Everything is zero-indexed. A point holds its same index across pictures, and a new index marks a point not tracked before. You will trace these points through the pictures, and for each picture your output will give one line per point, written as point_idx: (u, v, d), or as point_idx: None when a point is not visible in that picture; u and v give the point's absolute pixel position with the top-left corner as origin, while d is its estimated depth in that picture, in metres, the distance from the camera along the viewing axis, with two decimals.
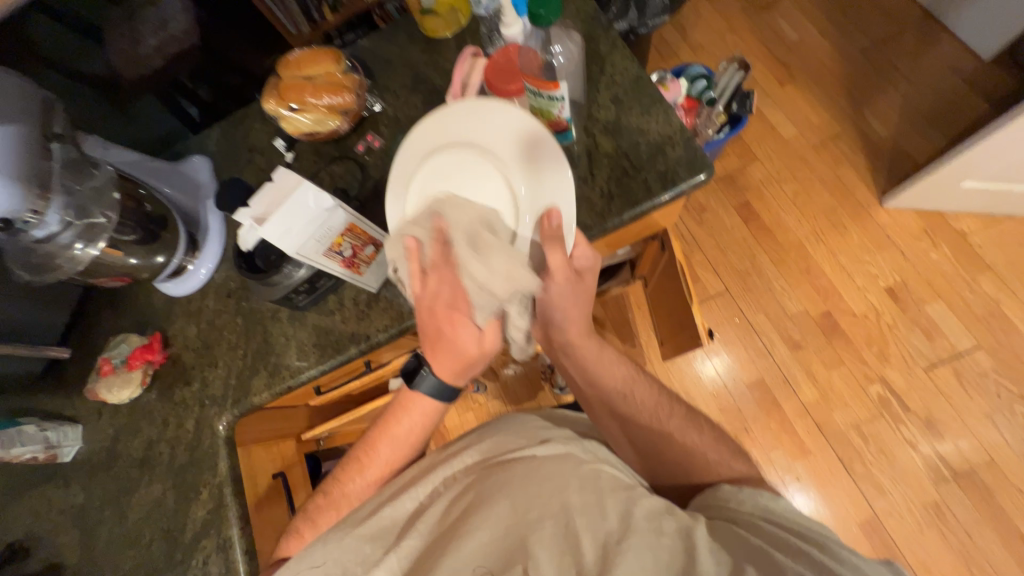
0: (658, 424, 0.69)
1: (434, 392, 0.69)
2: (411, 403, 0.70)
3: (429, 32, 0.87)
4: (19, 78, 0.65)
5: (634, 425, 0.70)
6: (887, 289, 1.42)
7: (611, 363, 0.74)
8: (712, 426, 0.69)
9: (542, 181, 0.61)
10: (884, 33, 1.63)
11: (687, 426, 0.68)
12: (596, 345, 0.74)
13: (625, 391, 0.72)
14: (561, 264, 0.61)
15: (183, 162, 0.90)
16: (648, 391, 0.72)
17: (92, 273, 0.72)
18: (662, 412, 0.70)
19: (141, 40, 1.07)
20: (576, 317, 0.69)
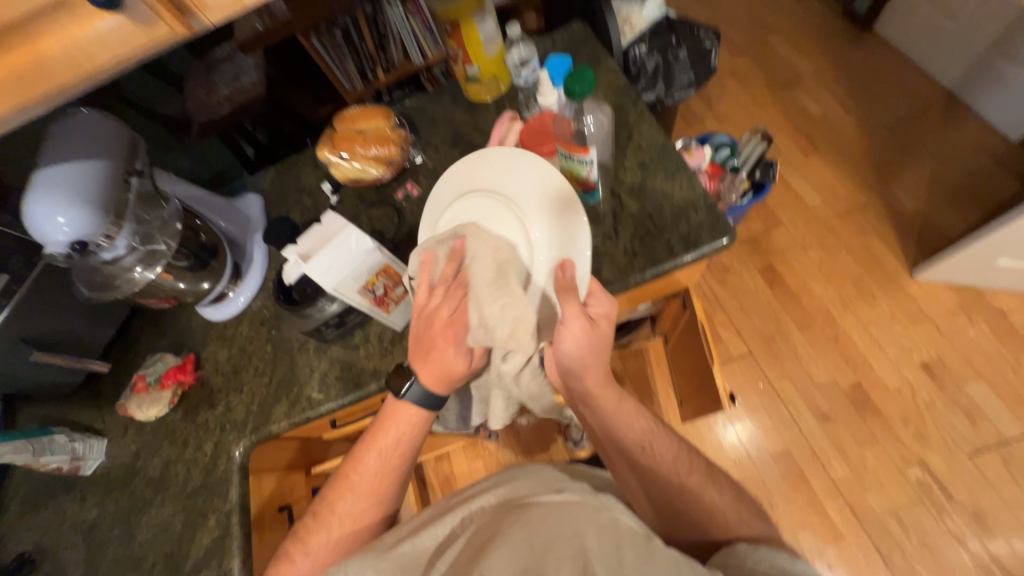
0: (679, 480, 0.66)
1: (420, 401, 0.68)
2: (395, 412, 0.69)
3: (472, 97, 0.95)
4: (114, 122, 0.73)
5: (652, 478, 0.67)
6: (922, 364, 1.36)
7: (632, 414, 0.71)
8: (732, 487, 0.66)
9: (561, 233, 0.65)
10: (907, 111, 1.68)
11: (707, 483, 0.66)
12: (614, 394, 0.70)
13: (645, 444, 0.69)
14: (576, 313, 0.62)
15: (238, 199, 0.98)
16: (668, 444, 0.70)
17: (144, 294, 0.78)
18: (682, 467, 0.67)
19: (217, 91, 1.45)
20: (594, 366, 0.67)
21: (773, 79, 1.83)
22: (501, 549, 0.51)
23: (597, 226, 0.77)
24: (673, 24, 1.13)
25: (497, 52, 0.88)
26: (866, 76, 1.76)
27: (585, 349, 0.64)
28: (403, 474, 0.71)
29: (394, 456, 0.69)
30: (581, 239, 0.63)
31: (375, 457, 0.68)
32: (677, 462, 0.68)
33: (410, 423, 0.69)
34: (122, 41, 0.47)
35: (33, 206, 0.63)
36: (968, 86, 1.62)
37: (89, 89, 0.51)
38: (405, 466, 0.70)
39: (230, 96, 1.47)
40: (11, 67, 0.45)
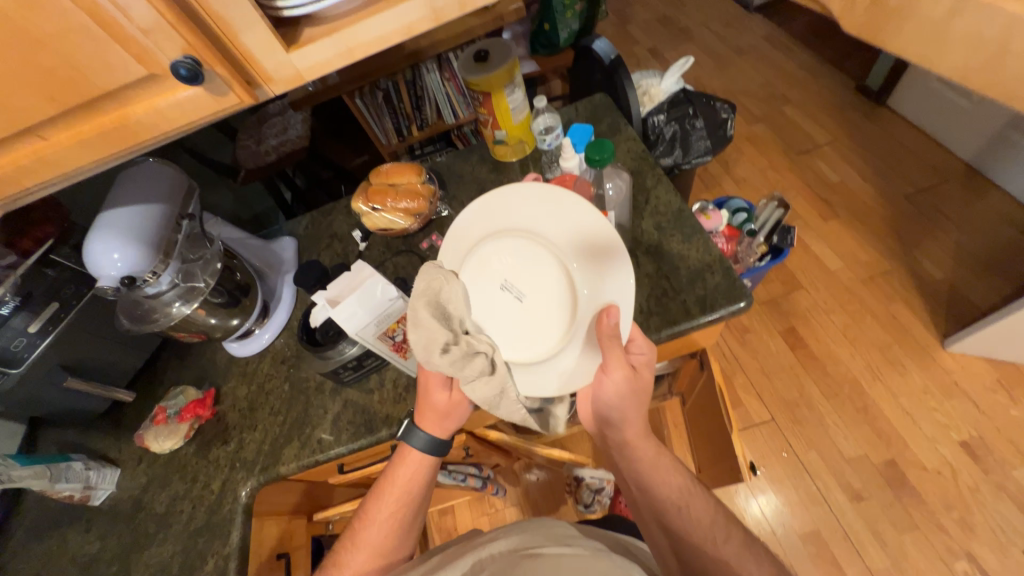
0: (713, 549, 0.59)
1: (425, 447, 0.69)
2: (406, 454, 0.70)
3: (498, 156, 1.02)
4: (174, 170, 0.80)
5: (683, 542, 0.61)
6: (961, 443, 1.28)
7: (667, 469, 0.68)
8: (773, 560, 0.59)
9: (600, 278, 0.63)
10: (927, 182, 1.69)
11: (745, 555, 0.59)
12: (654, 448, 0.69)
13: (680, 503, 0.65)
14: (619, 358, 0.60)
15: (274, 241, 1.04)
16: (705, 507, 0.64)
17: (178, 328, 0.82)
18: (717, 534, 0.61)
19: (265, 141, 1.60)
20: (633, 418, 0.67)
21: (789, 147, 1.89)
22: None
23: None
24: (690, 96, 1.19)
25: (524, 118, 0.95)
26: (883, 147, 1.81)
27: (626, 398, 0.64)
28: (416, 519, 0.69)
29: (403, 501, 0.68)
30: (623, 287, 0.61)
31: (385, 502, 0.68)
32: (714, 526, 0.62)
33: (420, 466, 0.69)
34: (196, 107, 0.53)
35: (94, 244, 0.68)
36: (988, 161, 1.63)
37: (161, 145, 0.57)
38: (417, 511, 0.69)
39: (277, 145, 1.61)
40: (100, 127, 0.52)
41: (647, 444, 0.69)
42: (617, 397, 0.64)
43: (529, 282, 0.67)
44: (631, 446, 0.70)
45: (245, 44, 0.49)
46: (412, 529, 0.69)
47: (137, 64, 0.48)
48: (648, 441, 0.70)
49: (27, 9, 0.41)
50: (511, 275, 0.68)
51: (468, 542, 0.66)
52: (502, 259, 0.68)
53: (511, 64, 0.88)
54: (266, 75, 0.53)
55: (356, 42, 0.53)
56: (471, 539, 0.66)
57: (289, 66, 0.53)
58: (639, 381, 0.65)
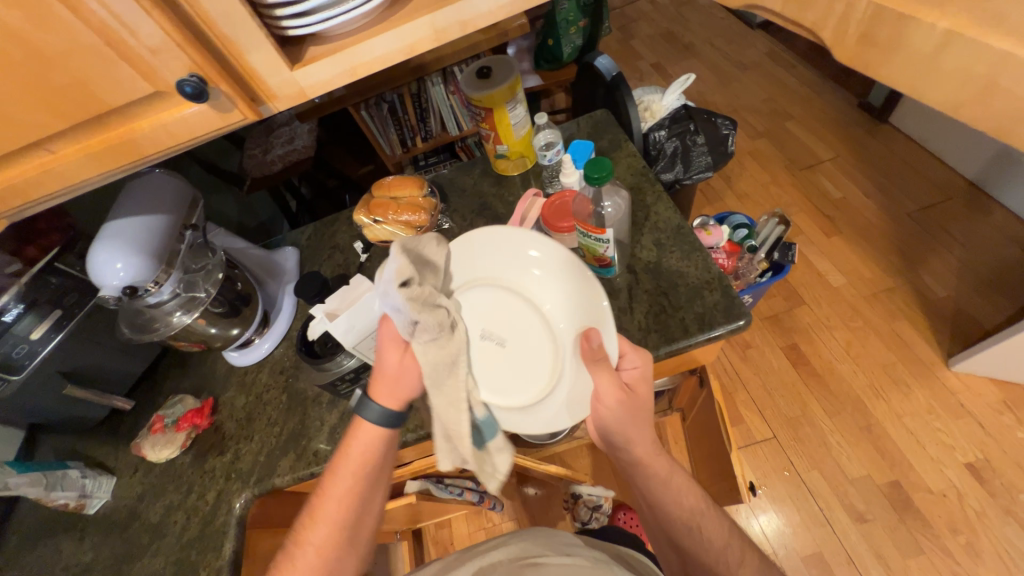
0: (727, 571, 0.60)
1: (379, 421, 0.62)
2: (356, 431, 0.63)
3: (500, 170, 1.03)
4: (180, 182, 0.82)
5: (697, 566, 0.62)
6: (967, 466, 1.25)
7: (680, 488, 0.66)
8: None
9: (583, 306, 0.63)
10: (930, 200, 1.69)
11: None
12: (666, 466, 0.67)
13: (692, 524, 0.64)
14: (608, 385, 0.61)
15: (277, 251, 1.05)
16: (718, 528, 0.64)
17: (178, 337, 0.83)
18: (731, 557, 0.61)
19: (272, 151, 1.61)
20: (638, 437, 0.65)
21: (792, 162, 1.89)
22: None
23: (612, 300, 0.79)
24: (691, 112, 1.19)
25: (525, 133, 0.96)
26: (885, 164, 1.81)
27: (624, 416, 0.64)
28: (375, 492, 0.65)
29: (359, 479, 0.62)
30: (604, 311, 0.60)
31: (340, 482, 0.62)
32: (727, 548, 0.62)
33: (374, 440, 0.63)
34: (201, 123, 0.54)
35: (98, 253, 0.69)
36: (991, 179, 1.63)
37: (166, 157, 0.58)
38: (375, 485, 0.64)
39: (284, 154, 1.62)
40: (106, 141, 0.53)
41: (659, 463, 0.66)
42: (614, 417, 0.64)
43: (506, 327, 0.64)
44: (643, 465, 0.67)
45: (250, 62, 0.51)
46: (372, 504, 0.65)
47: (144, 81, 0.49)
48: (660, 458, 0.67)
49: (40, 28, 0.42)
50: (485, 325, 0.65)
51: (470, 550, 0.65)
52: (472, 310, 0.65)
53: (512, 81, 0.89)
54: (270, 92, 0.54)
55: (358, 61, 0.54)
56: (471, 547, 0.65)
57: (294, 83, 0.54)
58: (639, 399, 0.64)
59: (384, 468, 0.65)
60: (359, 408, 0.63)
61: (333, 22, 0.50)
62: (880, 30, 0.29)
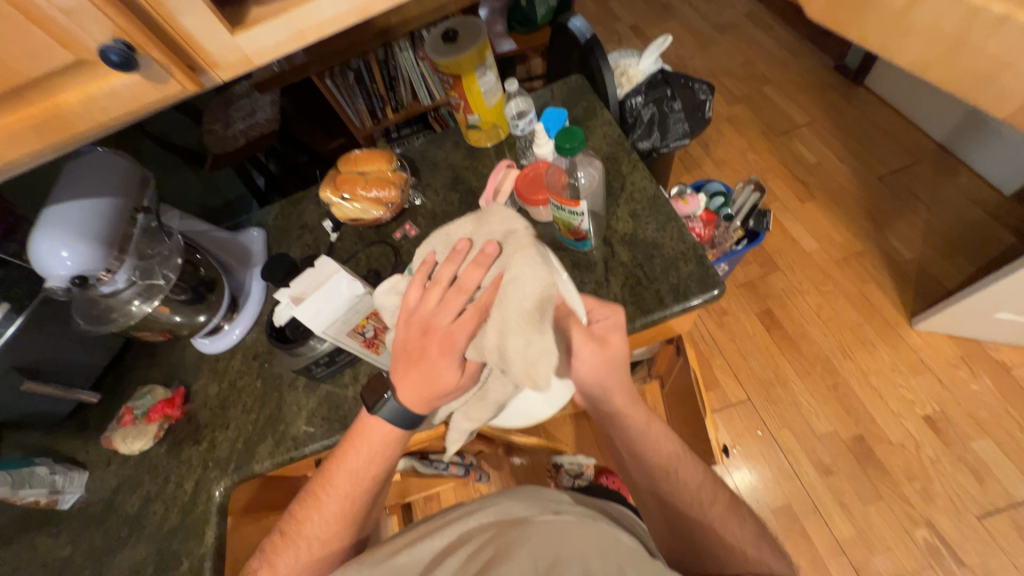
0: (699, 511, 0.63)
1: (394, 419, 0.59)
2: (366, 429, 0.62)
3: (473, 142, 0.99)
4: (128, 162, 0.76)
5: (674, 507, 0.64)
6: (925, 418, 1.33)
7: (660, 436, 0.68)
8: (756, 521, 0.63)
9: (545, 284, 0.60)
10: (901, 163, 1.72)
11: (729, 518, 0.62)
12: (644, 416, 0.68)
13: (670, 470, 0.66)
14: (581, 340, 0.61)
15: (241, 233, 1.00)
16: (694, 472, 0.66)
17: (140, 327, 0.79)
18: (705, 499, 0.64)
19: (232, 124, 1.53)
20: (615, 386, 0.66)
21: (769, 128, 1.88)
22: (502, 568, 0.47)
23: (588, 274, 0.78)
24: (668, 77, 1.16)
25: (497, 102, 0.92)
26: (859, 128, 1.82)
27: (598, 369, 0.64)
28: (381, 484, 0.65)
29: (366, 470, 0.63)
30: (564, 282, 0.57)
31: (347, 471, 0.63)
32: (701, 490, 0.65)
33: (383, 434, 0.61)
34: (135, 94, 0.50)
35: (39, 241, 0.64)
36: (959, 142, 1.65)
37: (102, 135, 0.54)
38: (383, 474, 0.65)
39: (245, 128, 1.53)
40: (26, 117, 0.48)
41: (636, 410, 0.68)
42: (590, 371, 0.64)
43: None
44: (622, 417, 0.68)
45: (183, 26, 0.46)
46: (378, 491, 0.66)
47: (63, 48, 0.44)
48: (639, 410, 0.68)
49: None
50: None
51: (451, 512, 0.63)
52: None
53: (481, 45, 0.84)
54: (210, 59, 0.50)
55: (307, 23, 0.50)
56: (454, 510, 0.64)
57: (236, 49, 0.49)
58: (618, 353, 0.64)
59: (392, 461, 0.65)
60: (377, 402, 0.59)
61: None
62: None
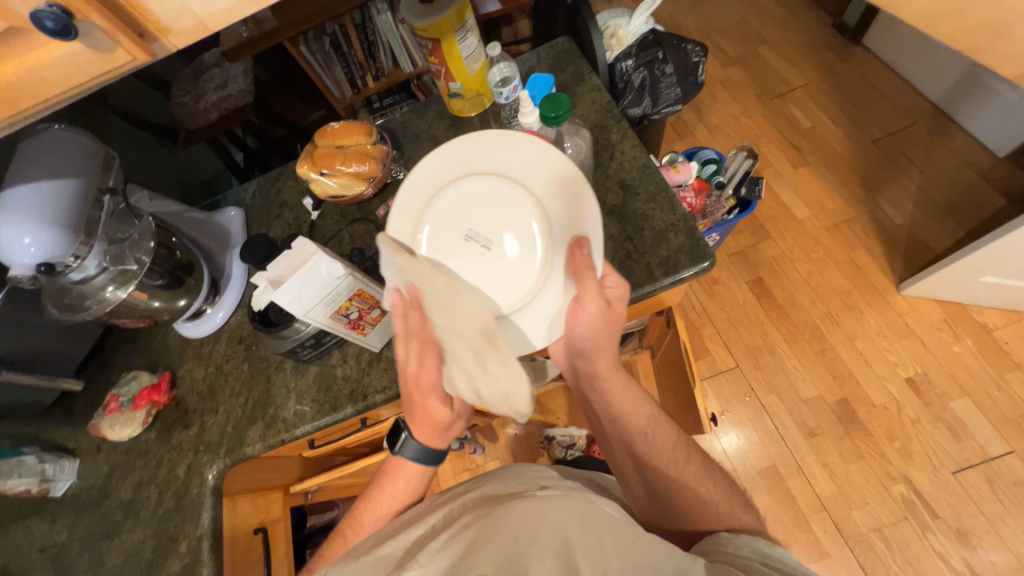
0: (674, 469, 0.63)
1: (417, 457, 0.68)
2: (397, 471, 0.68)
3: (455, 111, 0.95)
4: (87, 140, 0.71)
5: (649, 465, 0.64)
6: (907, 380, 1.37)
7: (637, 399, 0.69)
8: (726, 478, 0.64)
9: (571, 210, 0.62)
10: (896, 126, 1.69)
11: (702, 474, 0.63)
12: (624, 384, 0.69)
13: (647, 433, 0.66)
14: (593, 292, 0.60)
15: (218, 213, 0.96)
16: (669, 432, 0.67)
17: (116, 314, 0.77)
18: (680, 458, 0.65)
19: (203, 97, 1.45)
20: (605, 348, 0.66)
21: (763, 90, 1.83)
22: (485, 548, 0.47)
23: None
24: (659, 38, 1.11)
25: (479, 68, 0.87)
26: (855, 90, 1.77)
27: (597, 327, 0.64)
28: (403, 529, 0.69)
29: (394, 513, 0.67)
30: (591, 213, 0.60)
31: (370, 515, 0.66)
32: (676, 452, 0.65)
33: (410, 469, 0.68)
34: (80, 65, 0.45)
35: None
36: (956, 102, 1.62)
37: (51, 110, 0.50)
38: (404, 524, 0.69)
39: (217, 100, 1.45)
40: None
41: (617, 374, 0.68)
42: (590, 329, 0.64)
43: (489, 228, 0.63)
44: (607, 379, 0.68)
45: None
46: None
47: None
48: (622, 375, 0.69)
49: None
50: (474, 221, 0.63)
51: (443, 495, 0.64)
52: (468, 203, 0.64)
53: (460, 5, 0.79)
54: (160, 25, 0.45)
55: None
56: (445, 492, 0.65)
57: (189, 14, 0.45)
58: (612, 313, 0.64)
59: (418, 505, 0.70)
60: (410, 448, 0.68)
61: None
62: None
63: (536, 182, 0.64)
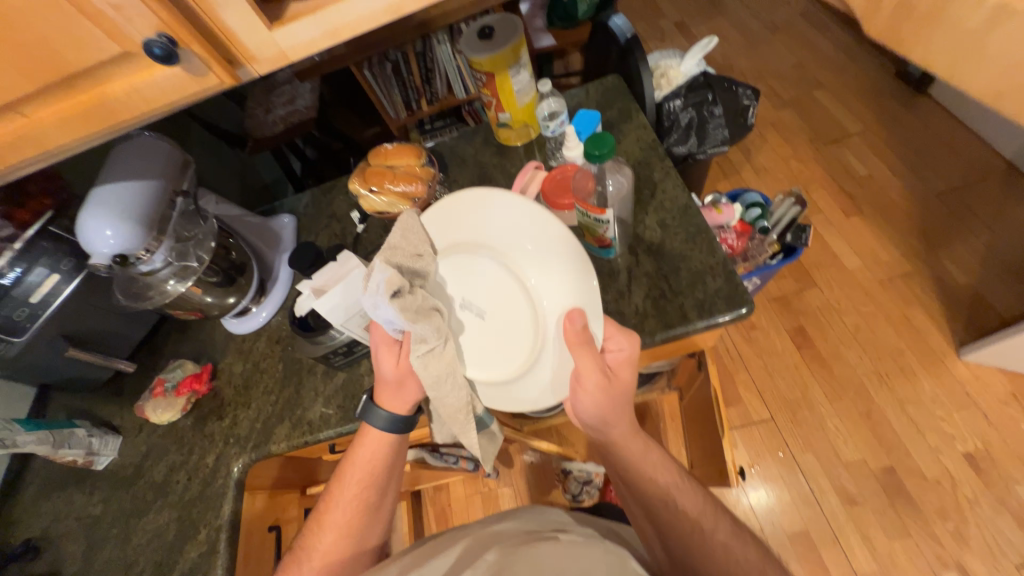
0: (700, 536, 0.60)
1: (386, 426, 0.66)
2: (367, 435, 0.68)
3: (502, 140, 0.98)
4: (170, 146, 0.79)
5: (670, 532, 0.61)
6: (965, 455, 1.25)
7: (656, 463, 0.67)
8: (759, 541, 0.61)
9: (565, 283, 0.60)
10: (962, 180, 1.59)
11: (733, 541, 0.60)
12: (642, 444, 0.68)
13: (666, 496, 0.64)
14: (591, 364, 0.59)
15: (273, 218, 1.03)
16: (693, 498, 0.64)
17: (173, 306, 0.83)
18: (705, 523, 0.61)
19: (273, 111, 1.57)
20: (619, 417, 0.65)
21: (817, 135, 1.78)
22: None
23: (610, 283, 0.76)
24: (710, 80, 1.11)
25: (529, 101, 0.90)
26: (918, 141, 1.70)
27: (602, 400, 0.62)
28: (385, 497, 0.69)
29: (370, 482, 0.66)
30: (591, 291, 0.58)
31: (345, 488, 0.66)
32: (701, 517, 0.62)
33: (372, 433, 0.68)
34: (177, 87, 0.51)
35: (87, 219, 0.68)
36: None
37: (148, 123, 0.56)
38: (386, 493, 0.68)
39: (285, 114, 1.56)
40: (77, 105, 0.51)
41: (634, 438, 0.67)
42: (594, 403, 0.63)
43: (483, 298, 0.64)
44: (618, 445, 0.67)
45: (223, 20, 0.47)
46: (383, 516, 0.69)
47: (112, 41, 0.46)
48: (640, 439, 0.67)
49: None
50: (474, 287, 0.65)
51: (464, 530, 0.63)
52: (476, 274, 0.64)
53: (516, 43, 0.83)
54: (248, 54, 0.51)
55: (342, 21, 0.50)
56: (463, 527, 0.64)
57: (274, 45, 0.50)
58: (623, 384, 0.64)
59: (396, 471, 0.69)
60: (366, 415, 0.67)
61: None
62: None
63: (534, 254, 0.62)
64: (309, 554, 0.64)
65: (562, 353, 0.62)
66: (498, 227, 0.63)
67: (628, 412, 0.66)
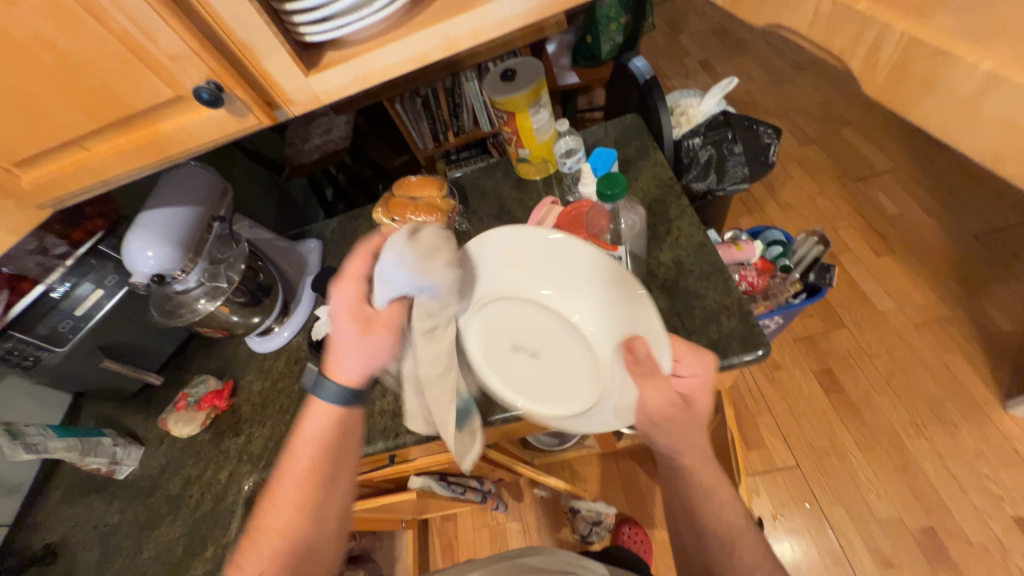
0: None
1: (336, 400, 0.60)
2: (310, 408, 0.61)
3: (522, 174, 1.01)
4: (212, 174, 0.85)
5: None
6: (1016, 519, 1.14)
7: (723, 503, 0.62)
8: None
9: (619, 309, 0.58)
10: (1003, 222, 1.53)
11: None
12: (714, 478, 0.63)
13: (726, 540, 0.61)
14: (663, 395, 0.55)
15: (301, 243, 1.08)
16: (755, 548, 0.60)
17: (202, 323, 0.87)
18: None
19: (309, 140, 1.67)
20: (692, 450, 0.61)
21: (844, 172, 1.76)
22: None
23: None
24: (730, 119, 1.12)
25: (549, 138, 0.93)
26: (953, 180, 1.65)
27: (678, 431, 0.59)
28: (341, 477, 0.62)
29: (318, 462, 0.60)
30: (649, 315, 0.54)
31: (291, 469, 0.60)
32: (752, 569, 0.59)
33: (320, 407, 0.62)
34: (220, 126, 0.56)
35: (132, 241, 0.73)
36: None
37: (192, 156, 0.61)
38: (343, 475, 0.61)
39: (320, 144, 1.66)
40: (131, 141, 0.56)
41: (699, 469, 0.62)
42: (666, 434, 0.59)
43: (531, 338, 0.64)
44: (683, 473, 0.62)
45: (266, 68, 0.52)
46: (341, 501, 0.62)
47: (166, 87, 0.51)
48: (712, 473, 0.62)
49: (63, 33, 0.45)
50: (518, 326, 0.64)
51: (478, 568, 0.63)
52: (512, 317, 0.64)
53: (538, 84, 0.86)
54: (286, 97, 0.55)
55: (371, 68, 0.54)
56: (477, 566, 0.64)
57: (309, 89, 0.55)
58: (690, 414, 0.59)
59: (352, 450, 0.62)
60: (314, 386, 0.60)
61: (348, 28, 0.50)
62: (914, 65, 0.26)
63: (576, 277, 0.61)
64: (259, 544, 0.59)
65: (625, 382, 0.60)
66: (560, 272, 0.62)
67: (695, 445, 0.61)
